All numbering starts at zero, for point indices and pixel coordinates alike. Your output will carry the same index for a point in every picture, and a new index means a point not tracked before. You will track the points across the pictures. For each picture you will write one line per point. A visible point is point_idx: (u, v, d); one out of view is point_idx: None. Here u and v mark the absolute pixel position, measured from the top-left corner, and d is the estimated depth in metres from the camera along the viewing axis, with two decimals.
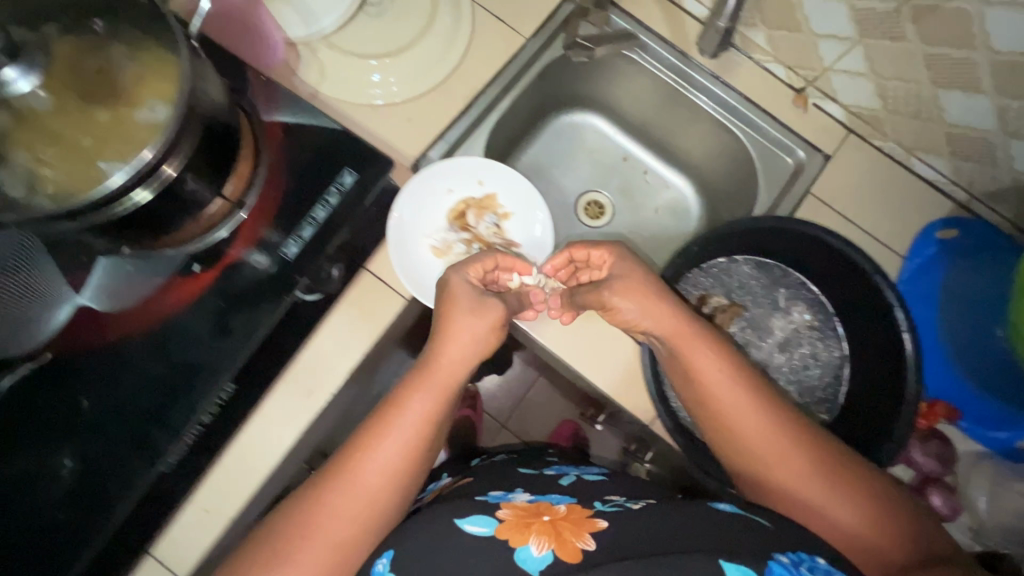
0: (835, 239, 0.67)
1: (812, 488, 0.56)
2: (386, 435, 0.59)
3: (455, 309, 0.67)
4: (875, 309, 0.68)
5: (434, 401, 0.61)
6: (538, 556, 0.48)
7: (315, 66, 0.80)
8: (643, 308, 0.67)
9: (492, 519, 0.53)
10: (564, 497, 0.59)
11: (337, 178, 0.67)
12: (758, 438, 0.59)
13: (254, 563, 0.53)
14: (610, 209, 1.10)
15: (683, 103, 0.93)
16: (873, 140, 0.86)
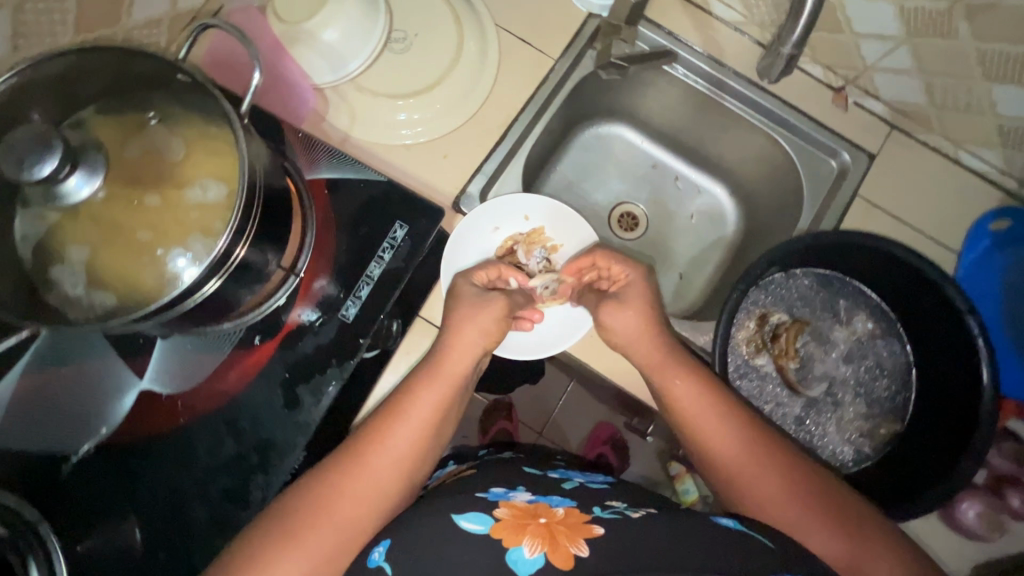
0: (902, 250, 0.66)
1: (780, 494, 0.58)
2: (399, 423, 0.60)
3: (462, 309, 0.67)
4: (945, 317, 0.67)
5: (445, 395, 0.63)
6: (529, 559, 0.49)
7: (345, 110, 0.79)
8: (632, 340, 0.69)
9: (487, 517, 0.54)
10: (564, 499, 0.59)
11: (389, 233, 0.66)
12: (735, 451, 0.61)
13: (272, 535, 0.52)
14: (644, 221, 1.08)
15: (717, 110, 0.92)
16: (918, 134, 0.84)
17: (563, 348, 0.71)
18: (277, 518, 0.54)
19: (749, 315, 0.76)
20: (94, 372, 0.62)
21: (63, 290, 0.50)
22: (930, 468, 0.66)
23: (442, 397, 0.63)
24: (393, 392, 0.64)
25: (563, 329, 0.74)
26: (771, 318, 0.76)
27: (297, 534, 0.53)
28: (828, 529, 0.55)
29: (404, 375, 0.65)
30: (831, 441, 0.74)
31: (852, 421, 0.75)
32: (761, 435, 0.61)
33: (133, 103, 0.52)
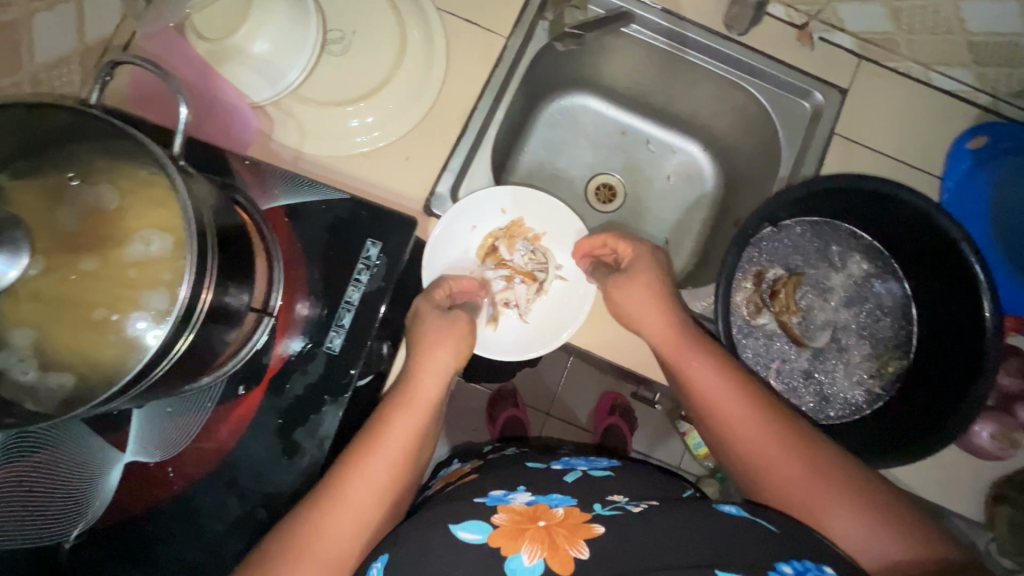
0: (889, 186, 0.64)
1: (777, 470, 0.57)
2: (371, 455, 0.56)
3: (429, 333, 0.63)
4: (934, 247, 0.67)
5: (422, 423, 0.60)
6: (528, 565, 0.49)
7: (292, 126, 0.73)
8: (652, 313, 0.65)
9: (485, 524, 0.53)
10: (564, 497, 0.58)
11: (362, 253, 0.61)
12: (738, 423, 0.60)
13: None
14: (621, 190, 1.05)
15: (681, 67, 0.88)
16: (887, 62, 0.82)
17: (562, 341, 0.68)
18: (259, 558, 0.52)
19: (746, 275, 0.75)
20: (71, 450, 0.57)
21: (14, 379, 0.44)
22: (938, 405, 0.65)
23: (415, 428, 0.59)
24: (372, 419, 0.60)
25: (561, 321, 0.71)
26: (766, 274, 0.75)
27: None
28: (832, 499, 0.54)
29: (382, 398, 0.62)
30: (843, 386, 0.74)
31: (860, 363, 0.74)
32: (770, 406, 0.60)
33: (48, 161, 0.46)
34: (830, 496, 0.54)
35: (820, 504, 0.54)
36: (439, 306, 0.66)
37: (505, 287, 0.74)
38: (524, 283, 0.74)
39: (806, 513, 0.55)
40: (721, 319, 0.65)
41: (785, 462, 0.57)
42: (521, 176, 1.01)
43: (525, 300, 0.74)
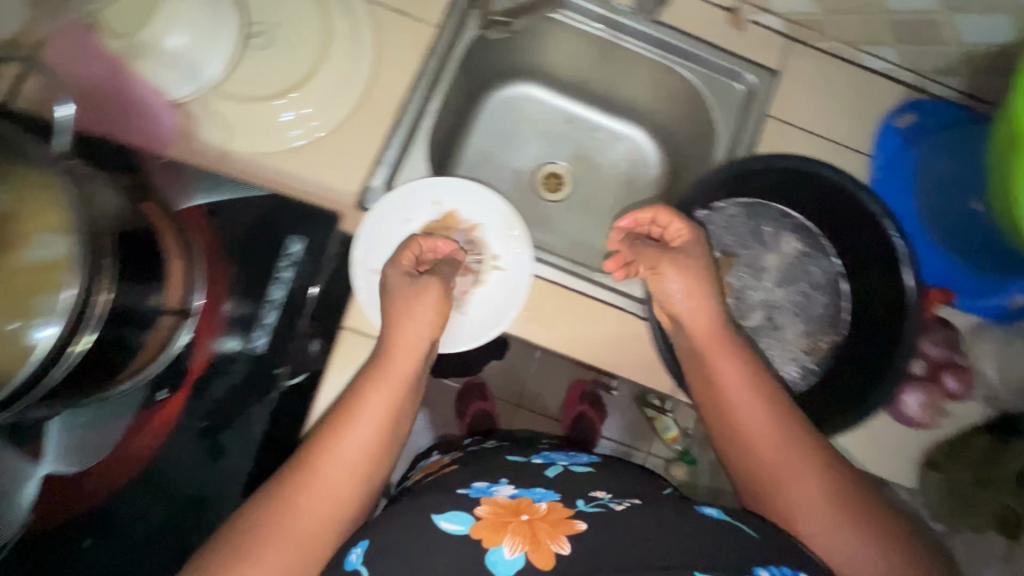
0: (807, 164, 0.66)
1: (755, 432, 0.57)
2: (349, 431, 0.54)
3: (412, 302, 0.61)
4: (859, 221, 0.68)
5: (399, 397, 0.57)
6: (508, 560, 0.45)
7: (216, 124, 0.70)
8: (688, 297, 0.66)
9: (467, 514, 0.49)
10: (548, 491, 0.53)
11: (284, 249, 0.62)
12: (726, 386, 0.60)
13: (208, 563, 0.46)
14: (569, 178, 1.04)
15: (617, 53, 0.88)
16: (814, 44, 0.84)
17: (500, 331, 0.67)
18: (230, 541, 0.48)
19: None
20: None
21: None
22: (862, 379, 0.67)
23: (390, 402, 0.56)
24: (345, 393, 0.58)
25: (497, 311, 0.71)
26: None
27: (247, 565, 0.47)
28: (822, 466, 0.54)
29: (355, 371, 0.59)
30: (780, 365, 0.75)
31: (794, 341, 0.75)
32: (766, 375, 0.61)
33: None
34: (803, 464, 0.55)
35: (786, 472, 0.55)
36: (407, 271, 0.64)
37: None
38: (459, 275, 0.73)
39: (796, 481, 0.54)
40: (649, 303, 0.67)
41: (772, 427, 0.57)
42: (466, 168, 1.00)
43: (462, 292, 0.73)
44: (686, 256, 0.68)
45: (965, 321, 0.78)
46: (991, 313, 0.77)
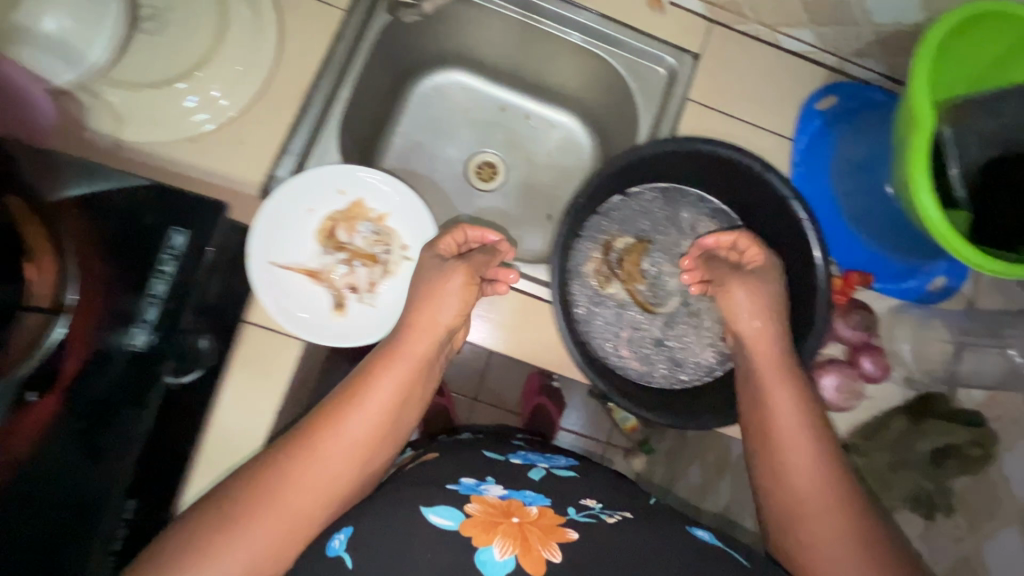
0: (713, 146, 0.65)
1: (789, 433, 0.57)
2: (351, 413, 0.56)
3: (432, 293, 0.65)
4: (768, 204, 0.69)
5: (407, 378, 0.60)
6: (500, 560, 0.48)
7: (106, 112, 0.68)
8: (757, 316, 0.65)
9: (458, 512, 0.52)
10: (538, 496, 0.56)
11: (165, 242, 0.58)
12: (772, 385, 0.60)
13: (206, 524, 0.49)
14: (502, 166, 1.02)
15: (541, 37, 0.86)
16: (737, 26, 0.82)
17: (404, 323, 0.66)
18: (215, 510, 0.50)
19: (595, 244, 0.75)
20: None
21: None
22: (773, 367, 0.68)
23: (398, 382, 0.60)
24: (350, 378, 0.61)
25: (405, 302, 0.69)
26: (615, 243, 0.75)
27: (227, 535, 0.48)
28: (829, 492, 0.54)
29: (368, 354, 0.63)
30: (697, 352, 0.74)
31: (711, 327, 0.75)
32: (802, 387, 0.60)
33: None
34: (830, 471, 0.55)
35: (810, 477, 0.55)
36: (444, 256, 0.69)
37: (348, 272, 0.70)
38: (366, 265, 0.71)
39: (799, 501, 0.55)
40: (556, 293, 0.66)
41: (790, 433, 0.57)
42: (394, 158, 0.98)
43: (370, 284, 0.71)
44: (751, 276, 0.67)
45: (882, 304, 0.79)
46: (909, 295, 0.78)
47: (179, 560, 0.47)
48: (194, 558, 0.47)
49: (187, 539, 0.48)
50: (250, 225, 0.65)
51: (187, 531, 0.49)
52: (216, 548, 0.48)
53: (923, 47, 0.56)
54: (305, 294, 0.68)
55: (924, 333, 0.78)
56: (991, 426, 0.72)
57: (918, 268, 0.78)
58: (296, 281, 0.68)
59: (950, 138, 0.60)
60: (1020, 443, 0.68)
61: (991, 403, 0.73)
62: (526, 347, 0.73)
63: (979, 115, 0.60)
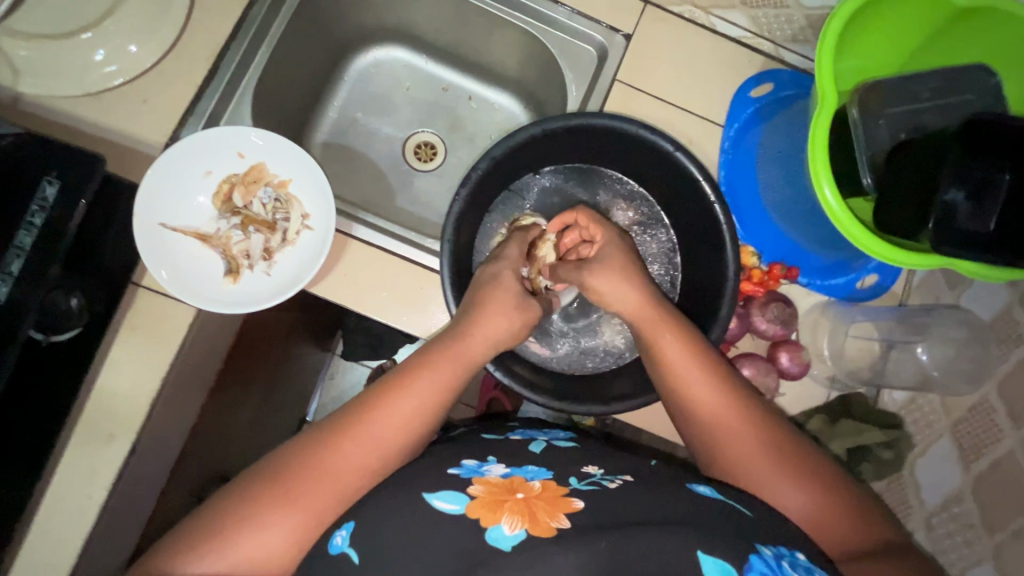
0: (608, 120, 0.64)
1: (679, 364, 0.57)
2: (398, 401, 0.55)
3: (492, 298, 0.65)
4: (680, 182, 0.68)
5: (458, 374, 0.59)
6: (510, 535, 0.44)
7: (3, 63, 0.67)
8: (620, 292, 0.64)
9: (463, 495, 0.48)
10: (540, 470, 0.52)
11: (35, 193, 0.56)
12: (653, 328, 0.60)
13: (254, 495, 0.48)
14: (441, 146, 0.99)
15: (472, 12, 0.84)
16: (672, 7, 0.79)
17: (295, 291, 0.64)
18: (259, 485, 0.49)
19: (505, 221, 0.77)
20: None
21: None
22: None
23: (443, 378, 0.58)
24: (394, 370, 0.59)
25: (300, 270, 0.67)
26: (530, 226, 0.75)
27: (269, 505, 0.48)
28: (782, 471, 0.50)
29: (417, 349, 0.61)
30: (601, 338, 0.76)
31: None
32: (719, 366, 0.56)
33: None
34: (775, 445, 0.51)
35: (706, 394, 0.54)
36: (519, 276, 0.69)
37: (242, 238, 0.71)
38: (263, 232, 0.71)
39: (756, 481, 0.51)
40: (444, 271, 0.64)
41: (725, 411, 0.53)
42: (329, 133, 0.96)
43: (267, 251, 0.70)
44: (602, 260, 0.67)
45: (808, 301, 0.75)
46: (837, 291, 0.74)
47: (225, 522, 0.47)
48: (231, 527, 0.47)
49: (240, 505, 0.48)
50: (140, 185, 0.64)
51: (238, 501, 0.48)
52: (262, 519, 0.47)
53: (829, 24, 0.55)
54: (197, 258, 0.68)
55: (844, 331, 0.74)
56: (906, 429, 0.70)
57: (850, 264, 0.73)
58: (186, 244, 0.68)
59: (856, 120, 0.60)
60: (933, 447, 0.67)
61: (911, 405, 0.71)
62: (424, 318, 0.72)
63: (883, 102, 0.60)
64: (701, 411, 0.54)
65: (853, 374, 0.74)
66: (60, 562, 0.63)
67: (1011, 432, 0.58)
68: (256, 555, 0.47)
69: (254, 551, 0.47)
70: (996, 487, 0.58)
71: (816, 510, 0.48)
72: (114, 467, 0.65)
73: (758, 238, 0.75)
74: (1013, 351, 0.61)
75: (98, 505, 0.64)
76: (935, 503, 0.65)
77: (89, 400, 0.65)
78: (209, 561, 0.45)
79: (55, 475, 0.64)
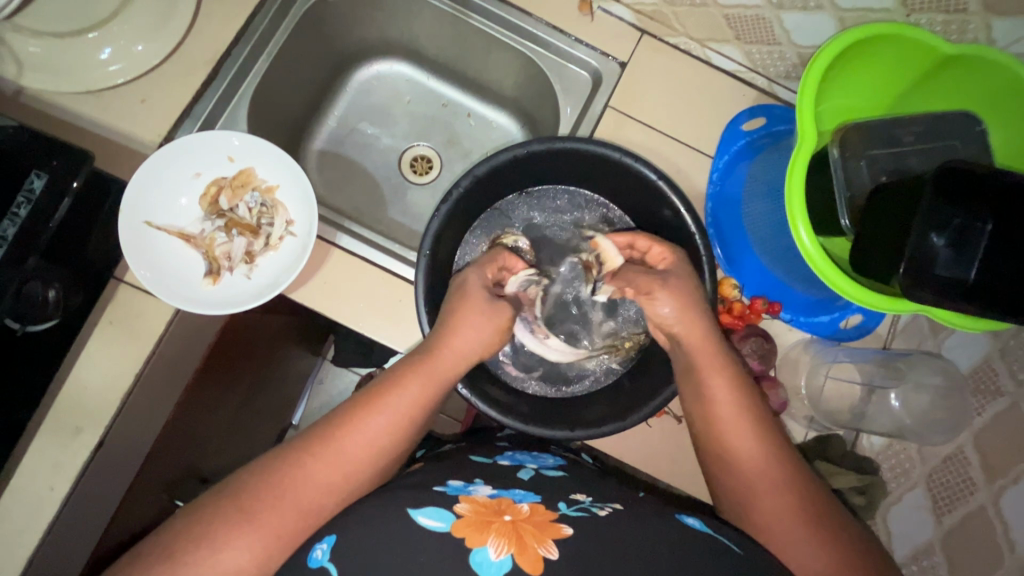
0: (592, 145, 0.65)
1: (730, 416, 0.57)
2: (367, 418, 0.56)
3: (465, 305, 0.64)
4: (665, 211, 0.68)
5: (433, 390, 0.59)
6: (495, 561, 0.44)
7: (9, 57, 0.69)
8: (683, 319, 0.62)
9: (448, 513, 0.49)
10: (528, 493, 0.54)
11: (22, 185, 0.57)
12: (709, 373, 0.59)
13: (220, 513, 0.48)
14: (437, 161, 1.00)
15: (471, 32, 0.86)
16: (668, 38, 0.79)
17: (272, 295, 0.65)
18: (223, 499, 0.49)
19: (486, 239, 0.77)
20: None
21: None
22: (651, 388, 0.67)
23: (418, 393, 0.58)
24: (374, 382, 0.60)
25: (279, 275, 0.68)
26: (509, 257, 0.73)
27: (232, 519, 0.48)
28: (799, 526, 0.51)
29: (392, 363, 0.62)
30: (577, 364, 0.76)
31: (600, 339, 0.77)
32: (759, 410, 0.58)
33: None
34: (797, 498, 0.52)
35: (748, 448, 0.55)
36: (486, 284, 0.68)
37: (226, 240, 0.72)
38: (245, 236, 0.72)
39: (771, 532, 0.52)
40: (420, 284, 0.64)
41: (760, 459, 0.55)
42: (326, 141, 0.97)
43: (249, 254, 0.71)
44: (677, 276, 0.64)
45: (790, 337, 0.74)
46: (821, 330, 0.73)
47: (188, 544, 0.46)
48: (189, 544, 0.46)
49: (204, 524, 0.47)
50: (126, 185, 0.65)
51: (202, 519, 0.48)
52: (223, 536, 0.47)
53: (812, 65, 0.55)
54: (179, 257, 0.69)
55: (823, 370, 0.73)
56: (882, 477, 0.69)
57: (833, 303, 0.72)
58: (169, 243, 0.69)
59: (837, 159, 0.60)
60: (906, 496, 0.66)
61: (889, 451, 0.69)
62: (400, 331, 0.72)
63: (866, 144, 0.60)
64: (736, 453, 0.56)
65: (831, 416, 0.72)
66: (17, 551, 0.63)
67: (984, 486, 0.56)
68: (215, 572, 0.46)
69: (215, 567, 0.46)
70: (965, 543, 0.57)
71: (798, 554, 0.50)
72: (78, 461, 0.65)
73: (740, 271, 0.75)
74: (989, 404, 0.60)
75: (60, 497, 0.64)
76: (904, 554, 0.63)
77: (61, 391, 0.66)
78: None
79: (19, 464, 0.64)
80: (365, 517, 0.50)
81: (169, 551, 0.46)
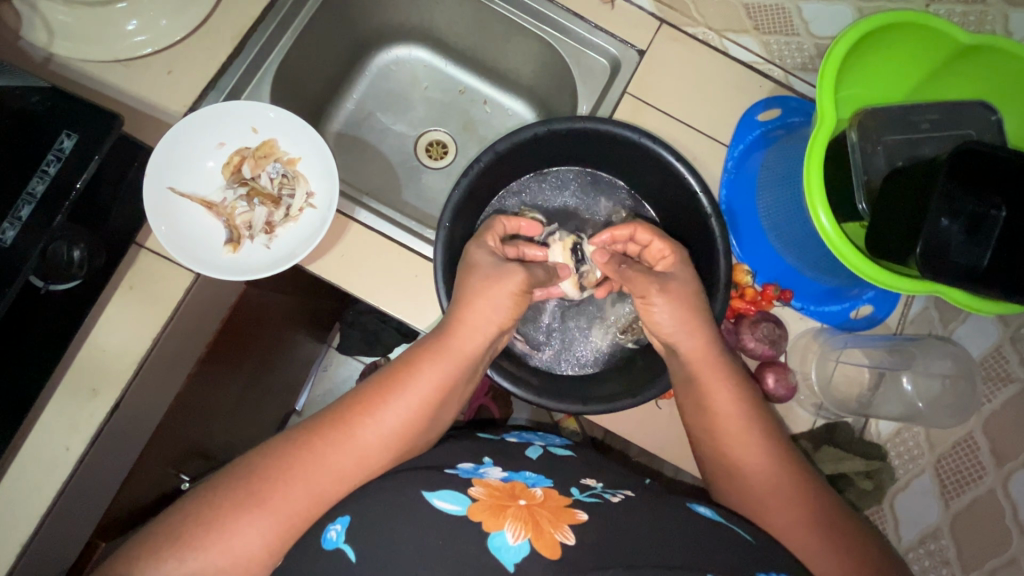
0: (612, 125, 0.66)
1: (736, 432, 0.57)
2: (391, 396, 0.57)
3: (474, 278, 0.63)
4: (681, 193, 0.69)
5: (449, 374, 0.59)
6: (513, 546, 0.44)
7: (40, 24, 0.70)
8: (683, 327, 0.62)
9: (463, 496, 0.49)
10: (540, 477, 0.54)
11: (53, 144, 0.58)
12: (713, 386, 0.59)
13: (228, 499, 0.49)
14: (452, 146, 1.01)
15: (492, 17, 0.87)
16: (686, 28, 0.80)
17: (290, 264, 0.66)
18: (228, 487, 0.50)
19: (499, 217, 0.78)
20: None
21: None
22: (657, 369, 0.68)
23: (438, 377, 0.59)
24: (391, 366, 0.61)
25: (296, 247, 0.69)
26: (509, 219, 0.72)
27: (236, 511, 0.48)
28: (812, 521, 0.52)
29: (411, 346, 0.62)
30: (589, 343, 0.77)
31: (613, 321, 0.78)
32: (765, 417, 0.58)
33: None
34: (811, 497, 0.53)
35: (755, 454, 0.56)
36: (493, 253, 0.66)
37: (247, 209, 0.73)
38: (267, 206, 0.73)
39: (784, 527, 0.53)
40: (439, 258, 0.65)
41: (770, 463, 0.55)
42: (343, 123, 0.98)
43: (269, 224, 0.72)
44: (679, 280, 0.64)
45: (800, 325, 0.75)
46: (831, 319, 0.73)
47: (193, 531, 0.47)
48: (198, 530, 0.47)
49: (209, 510, 0.48)
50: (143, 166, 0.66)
51: (208, 504, 0.48)
52: (232, 521, 0.48)
53: (833, 47, 0.56)
54: (201, 225, 0.71)
55: (830, 356, 0.74)
56: (889, 462, 0.70)
57: (846, 293, 0.73)
58: (193, 210, 0.70)
59: (855, 143, 0.61)
60: (914, 482, 0.66)
61: (897, 439, 0.71)
62: (414, 304, 0.73)
63: (881, 130, 0.61)
64: (742, 462, 0.56)
65: (840, 403, 0.73)
66: (30, 510, 0.63)
67: (993, 470, 0.57)
68: (234, 553, 0.47)
69: (232, 547, 0.47)
70: (973, 527, 0.57)
71: (804, 534, 0.51)
72: (94, 424, 0.65)
73: (753, 258, 0.75)
74: (1000, 390, 0.60)
75: (74, 457, 0.65)
76: (911, 539, 0.64)
77: (79, 354, 0.66)
78: (174, 565, 0.46)
79: (35, 422, 0.64)
80: (376, 499, 0.50)
81: (173, 539, 0.47)
